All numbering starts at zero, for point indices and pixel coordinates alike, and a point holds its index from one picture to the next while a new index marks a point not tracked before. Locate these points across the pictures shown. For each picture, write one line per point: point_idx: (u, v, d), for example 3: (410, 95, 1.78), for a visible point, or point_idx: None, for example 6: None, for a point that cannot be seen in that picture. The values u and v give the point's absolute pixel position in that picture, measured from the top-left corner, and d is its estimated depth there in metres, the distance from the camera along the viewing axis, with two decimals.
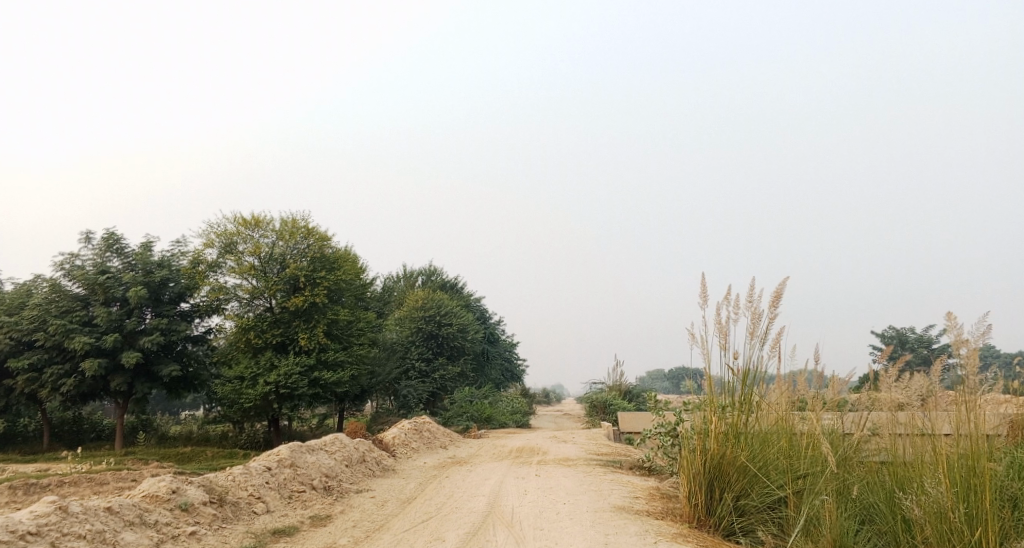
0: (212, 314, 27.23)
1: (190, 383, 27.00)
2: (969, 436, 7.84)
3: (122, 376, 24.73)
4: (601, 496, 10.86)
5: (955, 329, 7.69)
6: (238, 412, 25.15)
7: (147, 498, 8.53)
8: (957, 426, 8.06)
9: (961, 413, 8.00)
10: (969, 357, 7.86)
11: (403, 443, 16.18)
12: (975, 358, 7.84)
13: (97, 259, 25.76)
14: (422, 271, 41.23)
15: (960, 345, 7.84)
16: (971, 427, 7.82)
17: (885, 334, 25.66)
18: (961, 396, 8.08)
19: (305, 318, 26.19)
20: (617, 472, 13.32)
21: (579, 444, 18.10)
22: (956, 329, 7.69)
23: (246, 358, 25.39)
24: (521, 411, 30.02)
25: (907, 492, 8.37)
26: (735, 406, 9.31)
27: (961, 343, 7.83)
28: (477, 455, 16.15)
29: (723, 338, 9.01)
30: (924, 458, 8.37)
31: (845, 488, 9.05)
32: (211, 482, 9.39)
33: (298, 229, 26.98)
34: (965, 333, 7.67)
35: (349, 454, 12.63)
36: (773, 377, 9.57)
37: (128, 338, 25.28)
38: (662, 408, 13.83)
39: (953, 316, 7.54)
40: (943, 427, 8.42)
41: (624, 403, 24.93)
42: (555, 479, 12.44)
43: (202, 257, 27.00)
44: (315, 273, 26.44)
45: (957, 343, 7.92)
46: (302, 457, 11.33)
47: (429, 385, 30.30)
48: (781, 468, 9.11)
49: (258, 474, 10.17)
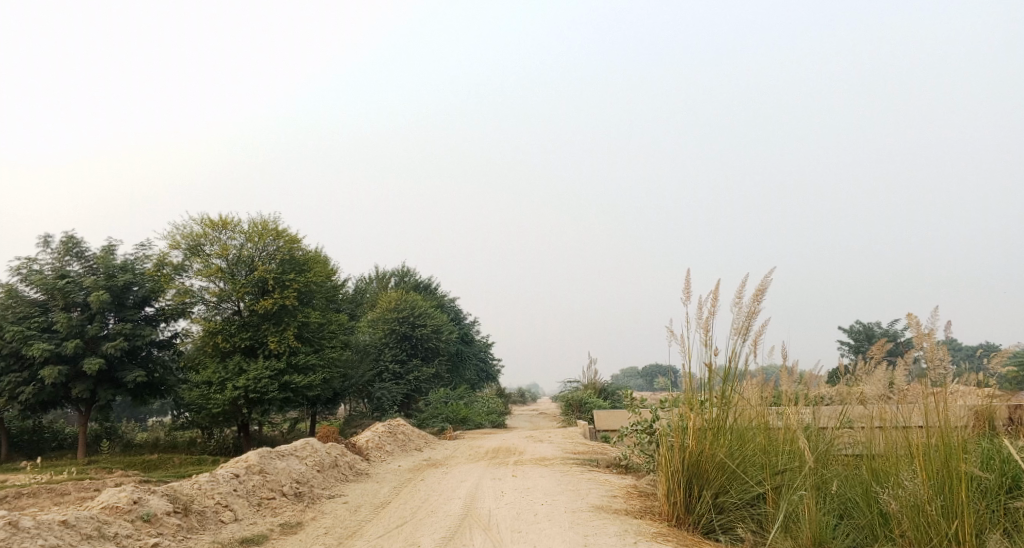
0: (178, 318, 26.66)
1: (157, 389, 26.41)
2: (939, 428, 7.81)
3: (84, 383, 24.08)
4: (579, 496, 10.70)
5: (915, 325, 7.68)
6: (206, 417, 24.62)
7: (107, 509, 8.17)
8: (926, 418, 8.08)
9: (927, 408, 8.02)
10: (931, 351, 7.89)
11: (376, 446, 15.89)
12: (937, 353, 7.86)
13: (56, 263, 25.08)
14: (395, 272, 40.85)
15: (921, 339, 7.91)
16: (939, 418, 7.82)
17: (852, 328, 25.94)
18: (927, 390, 8.08)
19: (274, 321, 25.70)
20: (594, 471, 13.21)
21: (556, 443, 17.98)
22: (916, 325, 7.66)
23: (214, 363, 24.84)
24: (496, 411, 29.83)
25: (884, 485, 8.32)
26: (712, 402, 9.20)
27: (922, 338, 7.89)
28: (453, 457, 15.92)
29: (705, 334, 8.87)
30: (900, 451, 8.32)
31: (823, 482, 8.96)
32: (175, 491, 9.05)
33: (267, 230, 26.47)
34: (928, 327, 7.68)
35: (321, 459, 12.31)
36: (750, 373, 9.47)
37: (90, 344, 24.62)
38: (638, 406, 13.74)
39: (912, 316, 7.51)
40: (914, 419, 8.37)
41: (600, 401, 24.89)
42: (531, 479, 12.27)
43: (166, 260, 26.37)
44: (284, 275, 25.97)
45: (916, 338, 7.94)
46: (271, 464, 11.01)
47: (403, 387, 30.00)
48: (759, 463, 9.02)
49: (226, 481, 9.84)
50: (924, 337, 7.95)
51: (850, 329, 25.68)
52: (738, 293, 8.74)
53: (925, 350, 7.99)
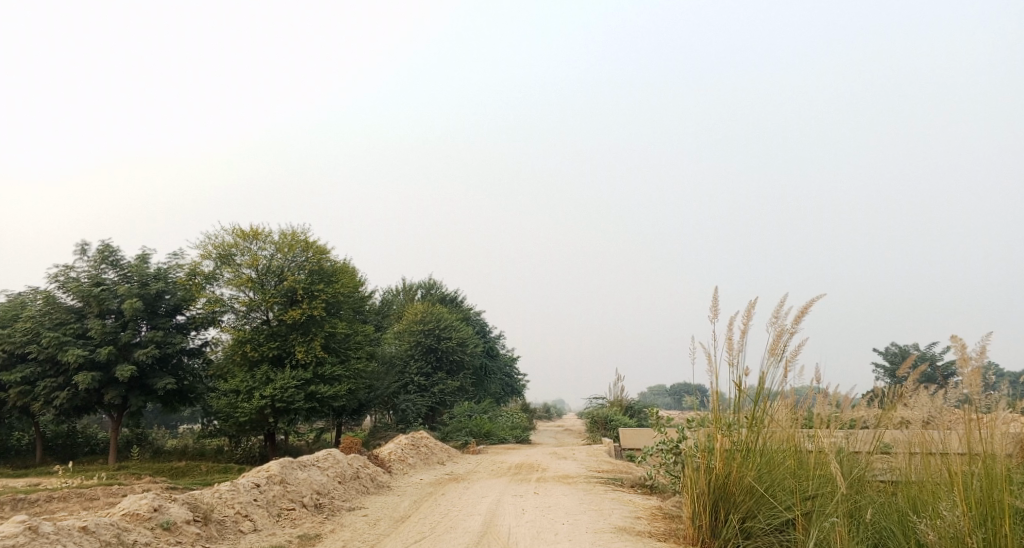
0: (208, 326, 26.96)
1: (186, 397, 26.68)
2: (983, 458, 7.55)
3: (116, 389, 24.39)
4: (601, 516, 10.51)
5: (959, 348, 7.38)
6: (233, 426, 24.79)
7: (127, 516, 8.19)
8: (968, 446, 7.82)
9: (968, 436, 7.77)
10: (971, 376, 7.56)
11: (399, 459, 15.83)
12: (976, 378, 7.52)
13: (92, 271, 25.52)
14: (422, 284, 40.92)
15: (964, 365, 7.55)
16: (983, 448, 7.57)
17: (887, 350, 25.36)
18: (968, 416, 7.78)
19: (302, 331, 25.85)
20: (618, 490, 12.98)
21: (580, 460, 17.76)
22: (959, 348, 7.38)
23: (241, 372, 25.03)
24: (521, 426, 29.62)
25: (922, 515, 8.03)
26: (741, 422, 8.98)
27: (965, 364, 7.54)
28: (475, 472, 15.78)
29: (737, 354, 8.66)
30: (939, 478, 8.09)
31: (857, 509, 8.67)
32: (196, 499, 9.06)
33: (296, 241, 26.73)
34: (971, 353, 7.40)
35: (342, 471, 12.27)
36: (781, 394, 9.22)
37: (122, 350, 24.98)
38: (664, 425, 13.50)
39: (956, 339, 7.24)
40: (954, 446, 8.12)
41: (625, 419, 24.60)
42: (553, 497, 12.09)
43: (198, 269, 26.71)
44: (313, 286, 26.16)
45: (961, 362, 7.56)
46: (292, 474, 11.00)
47: (428, 400, 29.96)
48: (788, 487, 8.76)
49: (246, 491, 9.83)
50: (966, 360, 7.57)
51: (885, 349, 25.10)
52: (773, 314, 8.55)
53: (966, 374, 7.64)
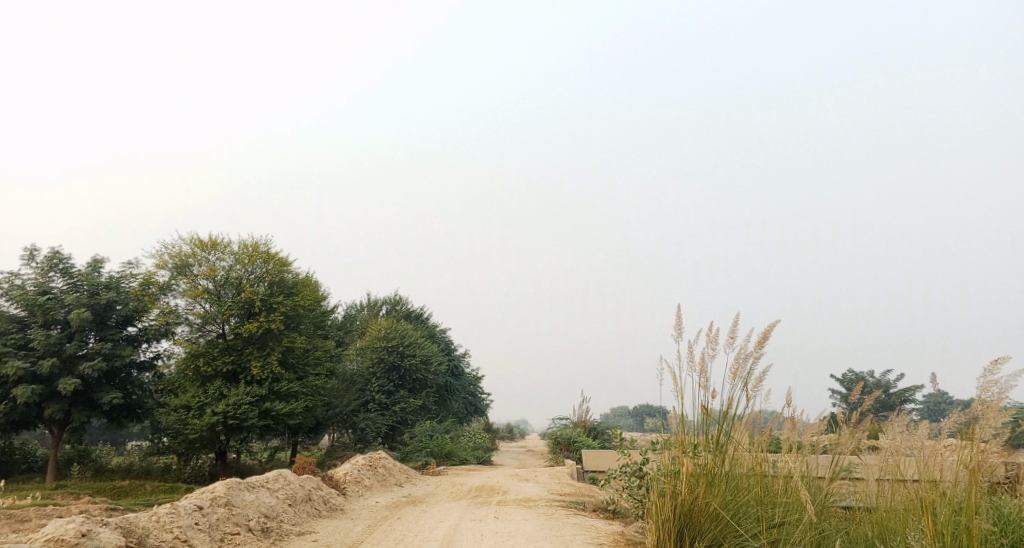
0: (160, 338, 26.08)
1: (133, 412, 25.72)
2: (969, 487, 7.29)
3: (57, 403, 23.35)
4: (562, 543, 10.12)
5: (987, 374, 7.14)
6: (182, 443, 23.85)
7: (52, 542, 7.58)
8: (955, 472, 7.60)
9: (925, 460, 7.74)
10: (990, 407, 7.34)
11: (355, 480, 15.26)
12: (993, 414, 7.32)
13: (39, 279, 24.53)
14: (387, 300, 40.26)
15: (989, 394, 7.34)
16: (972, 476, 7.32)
17: (848, 376, 25.57)
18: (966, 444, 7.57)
19: (258, 345, 25.12)
20: (580, 515, 12.62)
21: (542, 483, 17.36)
22: (991, 375, 7.12)
23: (193, 386, 24.13)
24: (483, 447, 29.11)
25: (889, 545, 7.80)
26: (708, 447, 8.60)
27: (991, 394, 7.32)
28: (434, 494, 15.26)
29: (702, 377, 8.28)
30: (910, 507, 7.89)
31: (824, 539, 8.37)
32: (131, 523, 8.45)
33: (257, 252, 26.01)
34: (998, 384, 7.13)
35: (293, 493, 11.67)
36: (748, 417, 8.85)
37: (67, 363, 23.98)
38: (628, 447, 13.19)
39: (1001, 362, 6.94)
40: (910, 471, 8.15)
41: (589, 440, 24.29)
42: (514, 522, 11.66)
43: (153, 279, 25.86)
44: (271, 299, 25.46)
45: (980, 389, 7.37)
46: (239, 496, 10.41)
47: (388, 419, 29.33)
48: (754, 515, 8.47)
49: (187, 514, 9.24)
50: (986, 391, 7.39)
51: (845, 375, 25.23)
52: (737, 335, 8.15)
53: (980, 404, 7.46)
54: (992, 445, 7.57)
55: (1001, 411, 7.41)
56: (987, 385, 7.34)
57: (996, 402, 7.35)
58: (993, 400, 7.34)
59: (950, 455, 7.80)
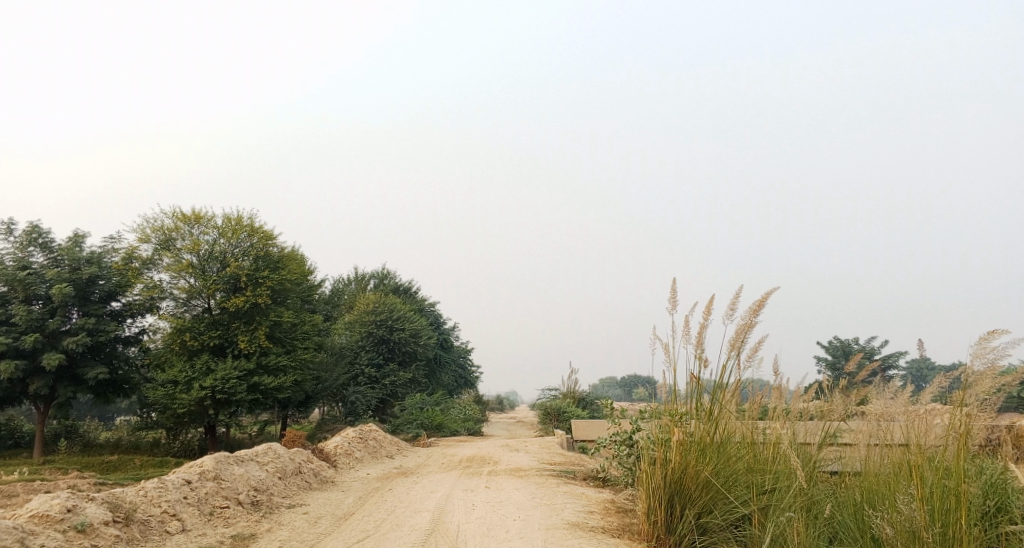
0: (145, 313, 25.87)
1: (120, 387, 25.59)
2: (960, 450, 7.27)
3: (42, 379, 23.17)
4: (553, 511, 10.12)
5: (982, 342, 7.12)
6: (171, 418, 23.74)
7: (36, 518, 7.49)
8: (945, 435, 7.59)
9: (910, 423, 7.85)
10: (985, 373, 7.30)
11: (346, 452, 15.23)
12: (987, 380, 7.29)
13: (18, 254, 24.17)
14: (374, 274, 40.07)
15: (980, 360, 7.33)
16: (963, 440, 7.29)
17: (834, 344, 25.72)
18: (952, 408, 7.53)
19: (245, 319, 24.97)
20: (571, 484, 12.63)
21: (532, 453, 17.40)
22: (985, 343, 7.10)
23: (180, 361, 23.96)
24: (473, 418, 29.16)
25: (879, 509, 7.80)
26: (700, 416, 8.58)
27: (982, 359, 7.32)
28: (424, 466, 15.24)
29: (696, 347, 8.21)
30: (899, 471, 7.89)
31: (814, 506, 8.38)
32: (117, 498, 8.36)
33: (241, 226, 25.70)
34: (992, 350, 7.12)
35: (283, 466, 11.63)
36: (740, 387, 8.83)
37: (51, 338, 23.76)
38: (618, 417, 13.19)
39: (998, 331, 6.91)
40: (898, 436, 8.17)
41: (578, 410, 24.39)
42: (505, 492, 11.66)
43: (136, 254, 25.57)
44: (257, 273, 25.23)
45: (973, 355, 7.34)
46: (228, 470, 10.34)
47: (378, 392, 29.30)
48: (745, 482, 8.47)
49: (175, 488, 9.16)
50: (979, 358, 7.35)
51: (831, 343, 25.40)
52: (733, 304, 8.06)
53: (972, 370, 7.44)
54: (983, 411, 7.51)
55: (995, 377, 7.38)
56: (981, 352, 7.29)
57: (990, 370, 7.34)
58: (987, 367, 7.31)
59: (936, 419, 7.84)
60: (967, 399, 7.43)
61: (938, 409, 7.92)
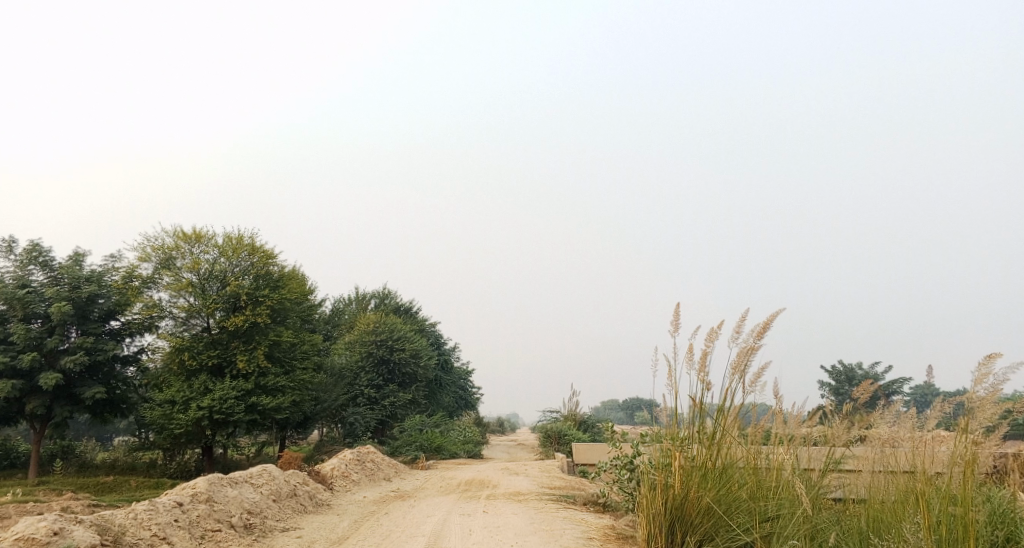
0: (144, 332, 25.75)
1: (118, 407, 25.40)
2: (966, 477, 7.10)
3: (39, 399, 23.02)
4: (552, 538, 9.92)
5: (982, 368, 6.99)
6: (168, 438, 23.53)
7: (22, 541, 7.34)
8: (950, 462, 7.42)
9: (915, 451, 7.73)
10: (986, 399, 7.16)
11: (342, 475, 15.04)
12: (989, 406, 7.14)
13: (18, 272, 24.12)
14: (375, 294, 39.97)
15: (982, 385, 7.19)
16: (969, 467, 7.13)
17: (837, 369, 25.52)
18: (956, 435, 7.39)
19: (244, 339, 24.85)
20: (570, 509, 12.42)
21: (532, 476, 17.18)
22: (985, 369, 6.98)
23: (178, 381, 23.80)
24: (473, 441, 28.88)
25: (884, 538, 7.61)
26: (702, 441, 8.41)
27: (984, 385, 7.18)
28: (423, 489, 15.04)
29: (698, 370, 8.06)
30: (905, 499, 7.71)
31: (819, 533, 8.18)
32: (106, 521, 8.21)
33: (241, 244, 25.67)
34: (992, 376, 6.99)
35: (278, 488, 11.45)
36: (743, 411, 8.68)
37: (48, 357, 23.63)
38: (619, 440, 13.01)
39: (996, 356, 6.78)
40: (904, 462, 8.00)
41: (579, 434, 24.17)
42: (503, 517, 11.46)
43: (136, 273, 25.54)
44: (257, 292, 25.16)
45: (974, 381, 7.21)
46: (221, 491, 10.17)
47: (377, 413, 29.06)
48: (747, 509, 8.29)
49: (166, 511, 8.99)
50: (980, 383, 7.23)
51: (834, 368, 25.20)
52: (738, 326, 7.91)
53: (975, 396, 7.29)
54: (988, 438, 7.35)
55: (997, 404, 7.23)
56: (981, 378, 7.17)
57: (992, 396, 7.21)
58: (988, 393, 7.18)
59: (941, 446, 7.72)
60: (972, 426, 7.28)
61: (942, 435, 7.79)
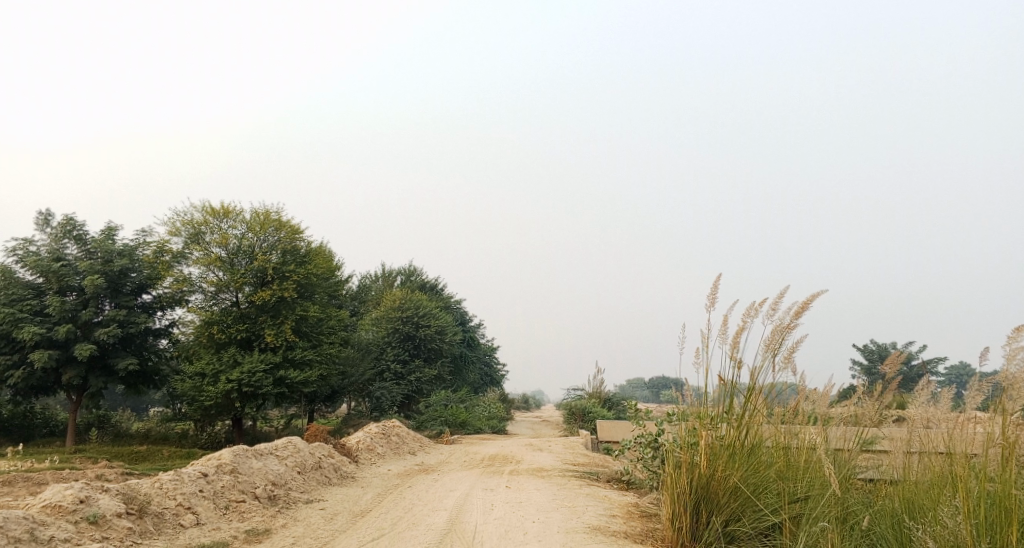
0: (175, 306, 26.10)
1: (150, 379, 25.82)
2: (1005, 459, 6.87)
3: (75, 369, 23.47)
4: (574, 514, 9.86)
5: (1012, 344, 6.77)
6: (198, 410, 23.87)
7: (48, 509, 7.45)
8: (988, 444, 7.18)
9: (951, 433, 7.54)
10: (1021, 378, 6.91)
11: (368, 448, 15.13)
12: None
13: (53, 246, 24.51)
14: (401, 271, 40.07)
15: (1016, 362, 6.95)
16: (1008, 448, 6.89)
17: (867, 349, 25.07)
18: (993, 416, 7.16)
19: (272, 313, 25.07)
20: (593, 486, 12.37)
21: (555, 453, 17.14)
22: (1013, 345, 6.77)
23: (208, 353, 24.14)
24: (498, 416, 28.98)
25: (919, 521, 7.41)
26: (730, 421, 8.25)
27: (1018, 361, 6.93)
28: (447, 464, 15.07)
29: (732, 347, 7.89)
30: (941, 483, 7.49)
31: (850, 516, 7.98)
32: (132, 490, 8.32)
33: (269, 220, 25.80)
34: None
35: (302, 460, 11.54)
36: (772, 391, 8.50)
37: (83, 329, 24.06)
38: (643, 418, 12.89)
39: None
40: (941, 443, 7.75)
41: (603, 411, 24.10)
42: (525, 492, 11.43)
43: (166, 247, 25.81)
44: (284, 267, 25.34)
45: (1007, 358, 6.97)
46: (246, 463, 10.25)
47: (403, 388, 29.23)
48: (775, 490, 8.13)
49: (191, 481, 9.08)
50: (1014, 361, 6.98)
51: (865, 348, 24.77)
52: (774, 303, 7.73)
53: (1011, 375, 7.03)
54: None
55: None
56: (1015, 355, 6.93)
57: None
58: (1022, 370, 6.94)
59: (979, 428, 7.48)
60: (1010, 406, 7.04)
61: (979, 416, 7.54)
